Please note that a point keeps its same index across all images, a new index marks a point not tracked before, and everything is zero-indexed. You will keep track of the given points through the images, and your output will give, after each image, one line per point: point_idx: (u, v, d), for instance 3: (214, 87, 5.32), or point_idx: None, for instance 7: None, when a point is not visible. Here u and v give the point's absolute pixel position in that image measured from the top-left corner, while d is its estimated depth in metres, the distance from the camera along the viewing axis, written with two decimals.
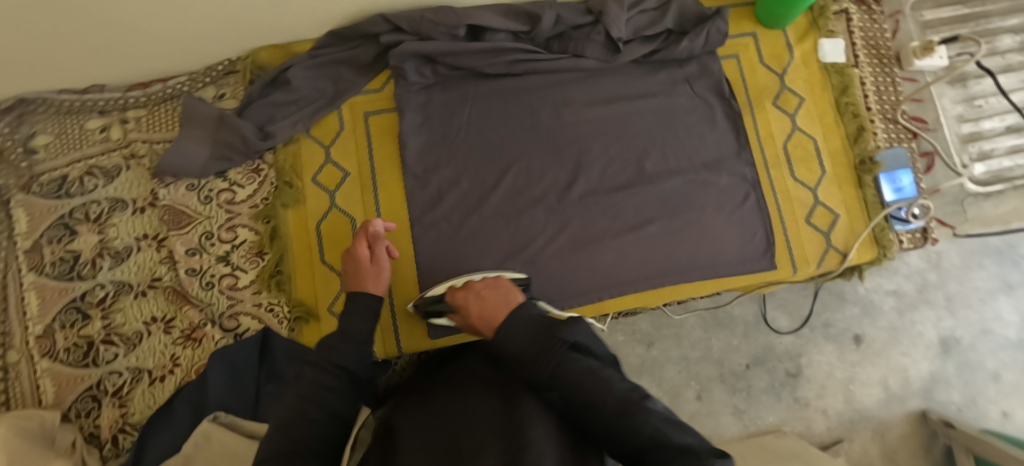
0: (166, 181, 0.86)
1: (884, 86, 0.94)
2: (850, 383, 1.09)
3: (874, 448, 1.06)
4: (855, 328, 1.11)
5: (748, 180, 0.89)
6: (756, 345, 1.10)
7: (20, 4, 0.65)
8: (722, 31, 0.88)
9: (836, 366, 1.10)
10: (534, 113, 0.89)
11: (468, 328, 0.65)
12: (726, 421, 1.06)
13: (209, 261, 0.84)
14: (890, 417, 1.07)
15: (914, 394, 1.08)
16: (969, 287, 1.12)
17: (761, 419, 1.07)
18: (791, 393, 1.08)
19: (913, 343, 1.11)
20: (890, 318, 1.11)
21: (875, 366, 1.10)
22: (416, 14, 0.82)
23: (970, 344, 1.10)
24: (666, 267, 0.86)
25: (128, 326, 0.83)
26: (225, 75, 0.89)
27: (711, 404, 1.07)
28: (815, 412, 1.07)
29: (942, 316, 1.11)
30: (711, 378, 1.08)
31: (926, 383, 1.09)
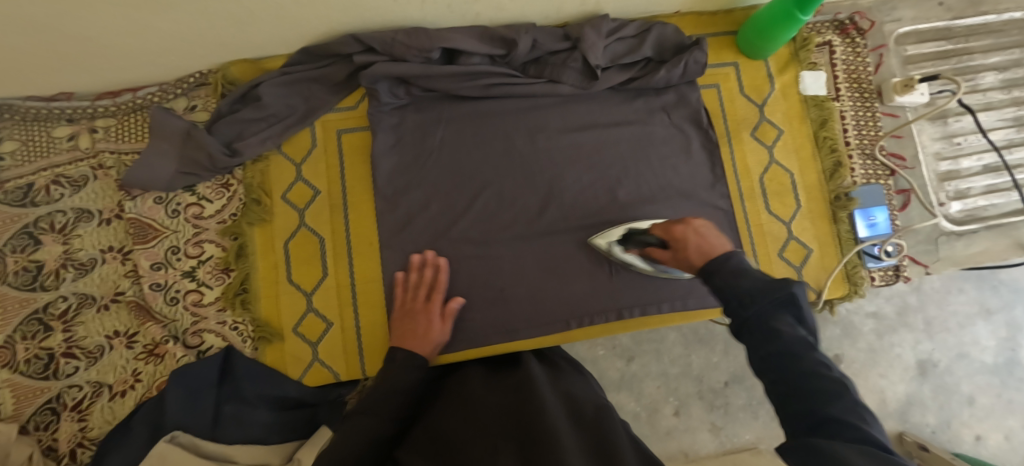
0: (133, 193, 0.85)
1: (865, 121, 0.93)
2: None
3: None
4: (835, 348, 1.10)
5: (723, 212, 0.88)
6: (735, 362, 1.10)
7: None
8: (700, 63, 0.86)
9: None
10: (507, 136, 0.88)
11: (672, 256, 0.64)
12: (703, 437, 1.06)
13: (174, 276, 0.83)
14: None
15: (890, 417, 1.09)
16: (947, 311, 1.12)
17: (738, 436, 1.07)
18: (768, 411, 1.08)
19: (890, 365, 1.11)
20: (869, 340, 1.11)
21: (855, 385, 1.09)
22: (388, 34, 0.80)
23: (947, 368, 1.10)
24: (638, 298, 0.85)
25: (89, 340, 0.82)
26: (196, 87, 0.88)
27: (689, 420, 1.07)
28: None
29: (920, 340, 1.10)
30: (688, 395, 1.08)
31: (902, 406, 1.09)
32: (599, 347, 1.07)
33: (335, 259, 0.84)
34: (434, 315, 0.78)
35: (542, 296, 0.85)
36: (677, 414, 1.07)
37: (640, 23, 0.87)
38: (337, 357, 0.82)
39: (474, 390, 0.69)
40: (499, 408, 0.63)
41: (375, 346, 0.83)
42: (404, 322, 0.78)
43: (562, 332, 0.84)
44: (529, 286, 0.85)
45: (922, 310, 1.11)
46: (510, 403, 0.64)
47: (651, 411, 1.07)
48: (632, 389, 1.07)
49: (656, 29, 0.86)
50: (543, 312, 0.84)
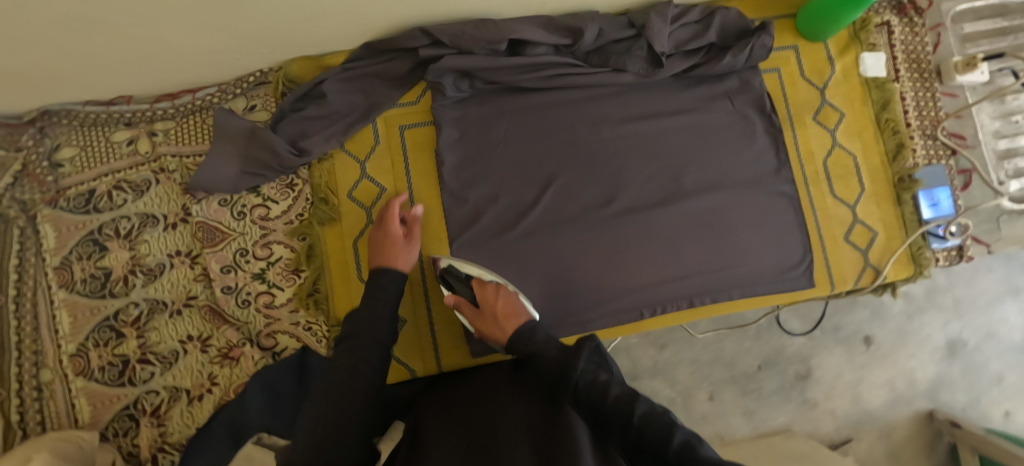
0: (198, 196, 0.84)
1: (925, 101, 0.93)
2: (857, 385, 1.13)
3: (880, 447, 1.12)
4: (866, 330, 1.14)
5: (788, 198, 0.88)
6: (767, 347, 1.13)
7: (52, 14, 0.63)
8: (767, 47, 0.85)
9: (845, 368, 1.14)
10: (569, 128, 0.87)
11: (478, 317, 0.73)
12: (737, 421, 1.10)
13: (245, 278, 0.83)
14: (896, 418, 1.13)
15: (921, 396, 1.13)
16: (978, 291, 1.15)
17: (771, 419, 1.11)
18: (801, 393, 1.12)
19: (920, 346, 1.14)
20: (899, 320, 1.15)
21: (883, 367, 1.14)
22: (457, 27, 0.79)
23: (976, 346, 1.14)
24: (708, 286, 0.85)
25: (163, 345, 0.82)
26: (255, 87, 0.87)
27: (723, 406, 1.11)
28: (823, 413, 1.12)
29: (950, 319, 1.14)
30: (722, 380, 1.11)
31: (932, 385, 1.14)
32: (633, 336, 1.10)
33: None
34: (395, 235, 0.78)
35: (609, 288, 0.85)
36: (712, 399, 1.10)
37: (704, 8, 0.86)
38: (413, 354, 0.83)
39: (492, 391, 0.60)
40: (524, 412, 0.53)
41: (451, 340, 0.84)
42: (374, 250, 0.77)
43: (635, 322, 0.85)
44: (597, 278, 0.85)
45: (952, 290, 1.14)
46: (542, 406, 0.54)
47: (686, 398, 1.10)
48: (666, 376, 1.10)
49: (720, 15, 0.86)
50: (612, 303, 0.85)
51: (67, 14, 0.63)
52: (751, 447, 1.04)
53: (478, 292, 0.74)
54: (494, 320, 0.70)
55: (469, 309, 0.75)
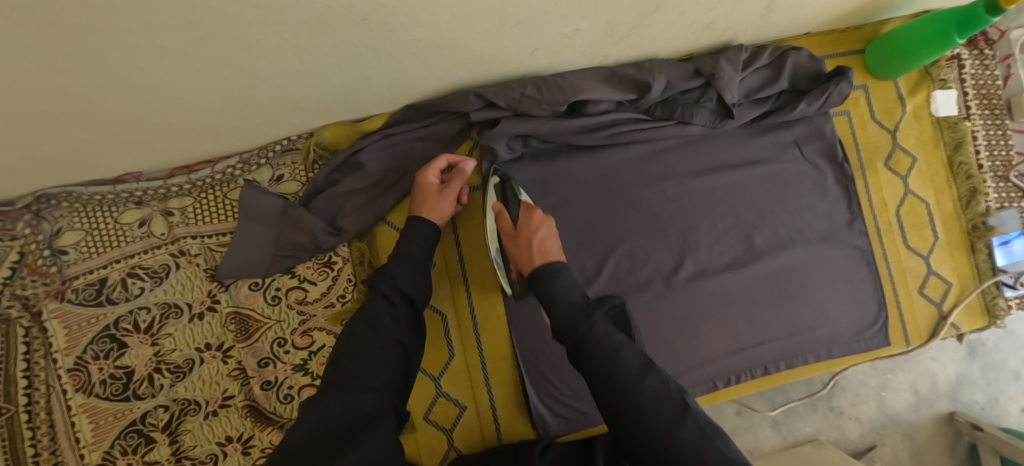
0: (226, 282, 0.76)
1: (995, 140, 0.88)
2: (881, 390, 1.11)
3: (903, 450, 1.10)
4: None
5: (863, 252, 0.83)
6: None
7: (59, 95, 0.53)
8: (844, 93, 0.78)
9: (869, 374, 1.12)
10: (631, 188, 0.81)
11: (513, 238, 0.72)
12: (764, 434, 1.09)
13: (285, 371, 0.75)
14: (918, 420, 1.11)
15: (942, 397, 1.11)
16: None
17: (798, 429, 1.10)
18: (826, 403, 1.11)
19: (941, 346, 1.13)
20: None
21: (906, 371, 1.12)
22: (515, 89, 0.71)
23: (995, 345, 1.12)
24: (782, 351, 0.81)
25: (199, 448, 0.74)
26: (282, 153, 0.77)
27: (751, 419, 1.09)
28: (849, 420, 1.10)
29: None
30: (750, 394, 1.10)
31: (952, 385, 1.11)
32: None
33: (462, 337, 0.78)
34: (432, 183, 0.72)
35: (676, 357, 0.80)
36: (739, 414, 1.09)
37: (774, 50, 0.78)
38: (475, 442, 0.77)
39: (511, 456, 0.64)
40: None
41: (515, 419, 0.78)
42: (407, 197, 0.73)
43: (708, 392, 0.81)
44: (666, 347, 0.80)
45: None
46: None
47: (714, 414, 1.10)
48: None
49: (791, 57, 0.78)
50: (681, 373, 0.80)
51: (78, 96, 0.54)
52: (781, 458, 1.03)
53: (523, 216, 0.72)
54: (526, 251, 0.69)
55: (508, 225, 0.73)
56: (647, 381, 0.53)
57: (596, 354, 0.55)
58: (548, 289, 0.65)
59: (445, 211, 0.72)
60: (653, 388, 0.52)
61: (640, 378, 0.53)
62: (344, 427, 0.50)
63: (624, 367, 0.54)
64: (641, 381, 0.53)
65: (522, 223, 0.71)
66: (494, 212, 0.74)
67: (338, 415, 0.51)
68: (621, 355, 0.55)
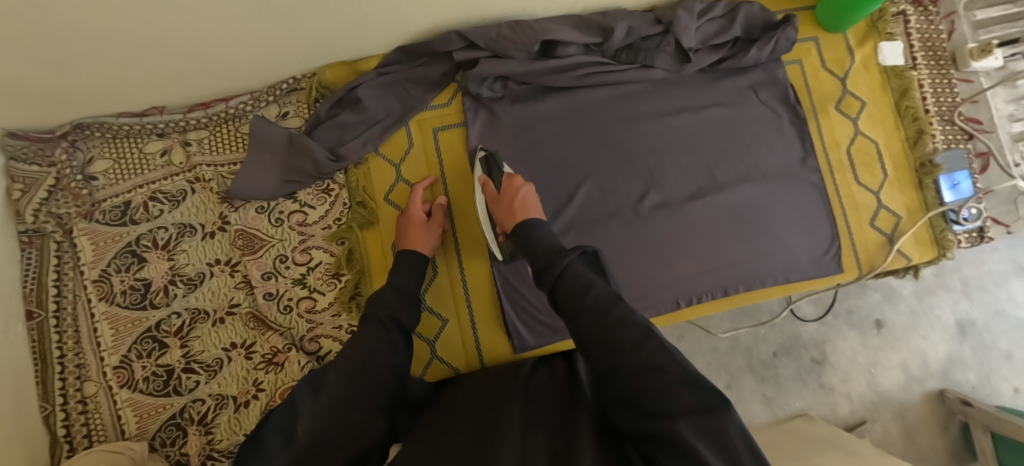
0: (236, 204, 0.84)
1: (942, 88, 0.95)
2: (872, 367, 1.17)
3: (895, 428, 1.15)
4: (876, 313, 1.18)
5: (817, 187, 0.90)
6: (782, 334, 1.16)
7: (99, 23, 0.63)
8: (791, 39, 0.87)
9: (859, 352, 1.17)
10: (602, 126, 0.89)
11: (497, 203, 0.77)
12: (755, 408, 1.13)
13: (286, 284, 0.83)
14: (910, 399, 1.16)
15: (932, 376, 1.17)
16: (984, 270, 1.19)
17: (789, 405, 1.14)
18: (816, 379, 1.16)
19: (931, 326, 1.18)
20: (909, 303, 1.19)
21: (895, 350, 1.17)
22: (491, 30, 0.80)
23: (985, 325, 1.18)
24: (742, 277, 0.88)
25: (207, 353, 0.82)
26: (287, 93, 0.87)
27: (742, 393, 1.14)
28: (839, 397, 1.15)
29: (959, 300, 1.18)
30: (740, 369, 1.15)
31: (943, 364, 1.17)
32: None
33: (445, 256, 0.86)
34: (417, 216, 0.82)
35: (647, 280, 0.87)
36: (730, 388, 1.14)
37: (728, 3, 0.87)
38: (457, 355, 0.84)
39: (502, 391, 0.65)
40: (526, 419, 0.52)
41: (493, 333, 0.85)
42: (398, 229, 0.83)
43: (671, 312, 0.88)
44: (639, 274, 0.87)
45: (960, 271, 1.19)
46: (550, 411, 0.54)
47: None
48: None
49: (744, 8, 0.87)
50: (648, 297, 0.87)
51: (115, 26, 0.64)
52: (771, 432, 1.06)
53: (505, 182, 0.78)
54: (507, 208, 0.74)
55: (492, 192, 0.79)
56: (615, 309, 0.50)
57: (568, 289, 0.54)
58: (528, 239, 0.67)
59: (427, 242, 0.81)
60: (620, 316, 0.50)
61: (610, 305, 0.50)
62: (346, 446, 0.48)
63: (595, 297, 0.52)
64: (610, 307, 0.50)
65: (504, 187, 0.77)
66: (479, 182, 0.81)
67: (340, 431, 0.49)
68: (592, 290, 0.53)
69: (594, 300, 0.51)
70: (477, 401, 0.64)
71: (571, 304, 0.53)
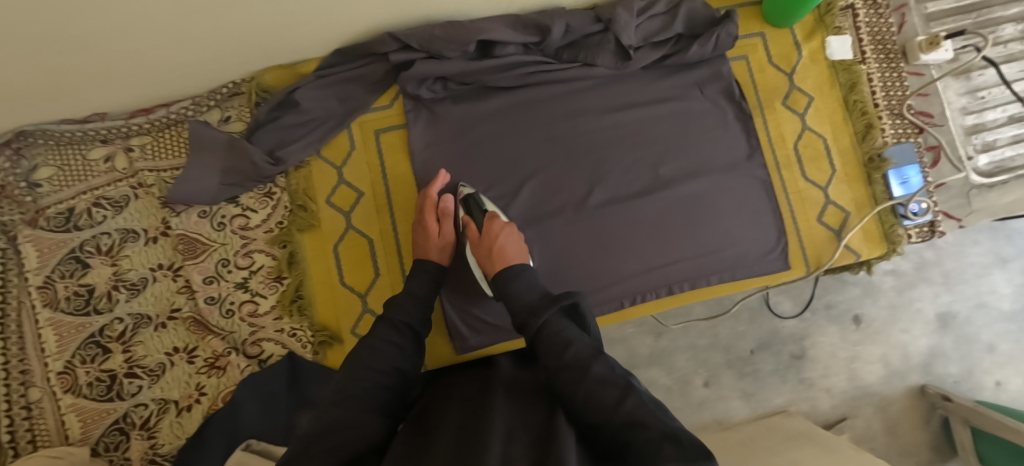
0: (178, 209, 0.85)
1: (891, 81, 0.95)
2: (852, 362, 1.15)
3: (877, 423, 1.14)
4: (856, 308, 1.16)
5: (762, 183, 0.90)
6: (761, 330, 1.15)
7: (22, 35, 0.63)
8: (732, 35, 0.87)
9: (838, 346, 1.16)
10: (546, 124, 0.88)
11: (479, 248, 0.78)
12: (735, 405, 1.12)
13: (228, 288, 0.83)
14: (891, 392, 1.15)
15: (914, 370, 1.15)
16: (964, 262, 1.18)
17: (769, 401, 1.13)
18: (796, 374, 1.14)
19: (911, 320, 1.17)
20: (890, 297, 1.17)
21: (876, 344, 1.16)
22: (425, 31, 0.80)
23: (967, 318, 1.16)
24: (687, 274, 0.87)
25: (150, 358, 0.82)
26: (229, 97, 0.87)
27: (720, 389, 1.13)
28: (819, 392, 1.14)
29: (939, 292, 1.17)
30: (719, 365, 1.13)
31: (925, 358, 1.16)
32: (628, 327, 1.11)
33: (386, 258, 0.85)
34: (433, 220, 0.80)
35: (593, 279, 0.87)
36: (708, 385, 1.12)
37: None
38: None
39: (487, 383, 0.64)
40: (513, 415, 0.50)
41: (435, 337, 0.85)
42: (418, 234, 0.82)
43: (616, 311, 0.87)
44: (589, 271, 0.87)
45: (940, 264, 1.17)
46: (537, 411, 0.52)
47: (683, 386, 1.12)
48: (663, 364, 1.12)
49: (686, 4, 0.86)
50: (594, 295, 0.86)
51: (38, 35, 0.64)
52: (750, 429, 1.05)
53: (486, 224, 0.79)
54: (485, 255, 0.76)
55: (475, 235, 0.80)
56: (596, 365, 0.52)
57: (548, 347, 0.57)
58: (506, 292, 0.69)
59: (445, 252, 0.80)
60: (600, 374, 0.51)
61: (588, 360, 0.53)
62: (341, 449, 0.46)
63: (574, 355, 0.54)
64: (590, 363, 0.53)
65: (484, 232, 0.78)
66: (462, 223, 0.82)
67: (328, 433, 0.48)
68: (570, 348, 0.56)
69: (574, 359, 0.54)
70: (460, 393, 0.63)
71: (552, 362, 0.55)
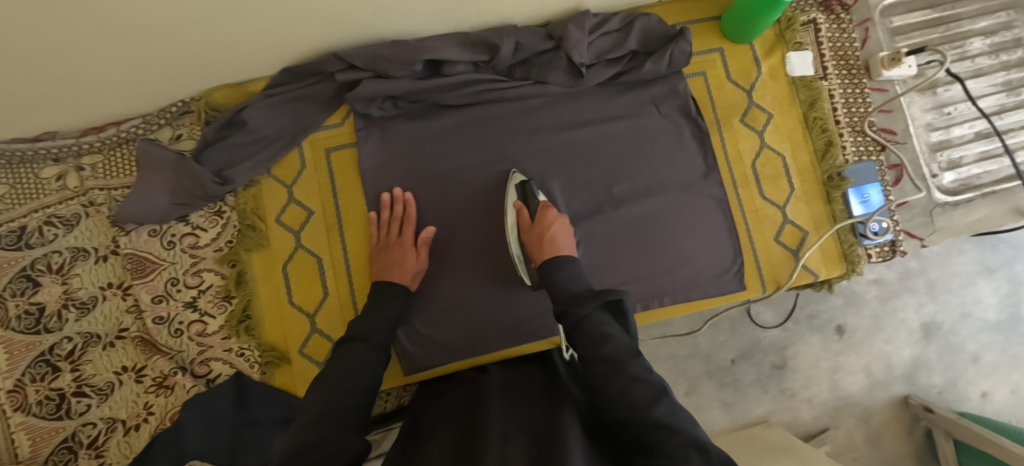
0: (127, 228, 0.85)
1: (853, 98, 0.93)
2: (834, 372, 1.10)
3: (859, 434, 1.09)
4: (838, 318, 1.11)
5: (718, 202, 0.89)
6: (742, 340, 1.10)
7: None
8: (686, 52, 0.85)
9: (820, 357, 1.10)
10: (499, 141, 0.87)
11: (528, 234, 0.78)
12: (714, 415, 1.08)
13: (177, 307, 0.83)
14: (873, 403, 1.09)
15: (897, 380, 1.10)
16: (949, 271, 1.12)
17: (749, 411, 1.08)
18: (777, 385, 1.09)
19: (895, 330, 1.11)
20: (873, 306, 1.12)
21: (859, 354, 1.11)
22: (370, 50, 0.79)
23: (951, 328, 1.11)
24: (642, 295, 0.86)
25: (99, 377, 0.82)
26: (179, 116, 0.87)
27: (700, 399, 1.08)
28: (801, 402, 1.09)
29: (924, 302, 1.11)
30: (699, 375, 1.08)
31: (908, 369, 1.10)
32: None
33: (335, 278, 0.85)
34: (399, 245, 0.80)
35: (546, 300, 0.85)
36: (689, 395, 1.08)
37: (623, 16, 0.85)
38: None
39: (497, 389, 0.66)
40: (505, 421, 0.54)
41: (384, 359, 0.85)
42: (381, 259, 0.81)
43: None
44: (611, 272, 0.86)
45: (925, 273, 1.12)
46: (530, 414, 0.56)
47: None
48: None
49: (639, 21, 0.85)
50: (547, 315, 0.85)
51: None
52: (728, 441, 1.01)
53: (540, 212, 0.79)
54: (536, 241, 0.76)
55: (526, 220, 0.80)
56: (631, 365, 0.53)
57: (588, 338, 0.57)
58: (551, 280, 0.68)
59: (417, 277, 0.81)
60: (637, 373, 0.52)
61: (625, 359, 0.53)
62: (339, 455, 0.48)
63: (612, 350, 0.54)
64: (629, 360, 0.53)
65: (537, 219, 0.78)
66: (514, 208, 0.82)
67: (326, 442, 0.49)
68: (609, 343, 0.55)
69: (612, 354, 0.54)
70: (469, 401, 0.65)
71: (588, 353, 0.55)
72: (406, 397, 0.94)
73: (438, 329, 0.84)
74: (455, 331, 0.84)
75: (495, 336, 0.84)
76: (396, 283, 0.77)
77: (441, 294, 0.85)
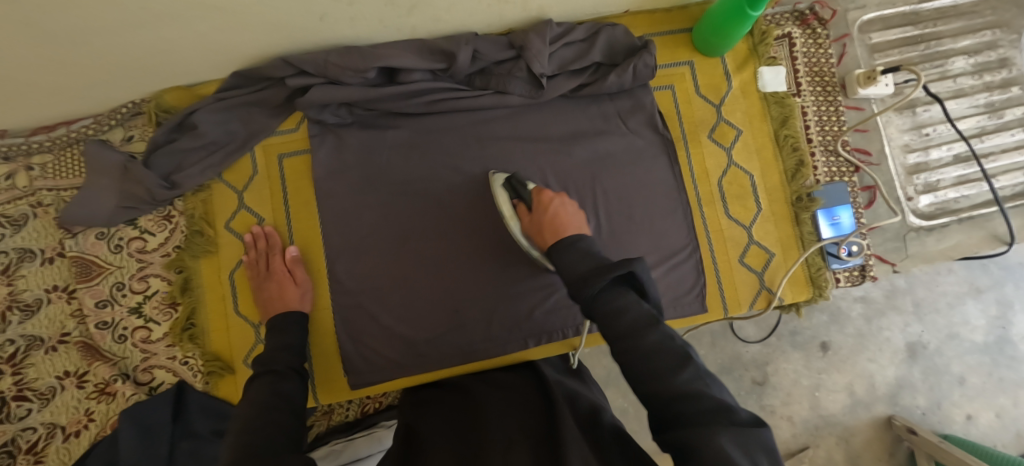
0: (74, 230, 0.83)
1: (827, 116, 0.90)
2: (815, 390, 1.04)
3: (839, 453, 1.03)
4: (822, 335, 1.05)
5: (683, 220, 0.86)
6: (721, 354, 1.03)
7: None
8: (650, 65, 0.82)
9: (802, 374, 1.04)
10: (454, 151, 0.85)
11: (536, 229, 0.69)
12: None
13: (121, 313, 0.82)
14: (855, 423, 1.03)
15: (880, 400, 1.04)
16: (937, 291, 1.06)
17: None
18: (757, 400, 1.03)
19: (879, 348, 1.05)
20: (858, 325, 1.06)
21: (841, 372, 1.04)
22: (321, 56, 0.77)
23: (937, 349, 1.05)
24: None
25: (41, 381, 0.80)
26: (132, 117, 0.85)
27: None
28: (781, 420, 1.03)
29: (909, 322, 1.05)
30: None
31: (892, 389, 1.04)
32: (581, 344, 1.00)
33: None
34: (277, 278, 0.79)
35: (498, 316, 0.83)
36: None
37: (589, 26, 0.83)
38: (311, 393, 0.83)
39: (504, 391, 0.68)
40: (504, 428, 0.55)
41: (332, 376, 0.83)
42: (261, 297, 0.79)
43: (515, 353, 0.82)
44: None
45: (911, 292, 1.06)
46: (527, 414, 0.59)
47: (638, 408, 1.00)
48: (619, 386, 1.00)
49: (605, 32, 0.83)
50: (498, 333, 0.82)
51: None
52: None
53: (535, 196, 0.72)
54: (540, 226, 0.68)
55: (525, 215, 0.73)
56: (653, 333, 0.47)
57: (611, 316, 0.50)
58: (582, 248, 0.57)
59: (306, 299, 0.81)
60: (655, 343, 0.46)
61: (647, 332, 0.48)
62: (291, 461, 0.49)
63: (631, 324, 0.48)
64: None
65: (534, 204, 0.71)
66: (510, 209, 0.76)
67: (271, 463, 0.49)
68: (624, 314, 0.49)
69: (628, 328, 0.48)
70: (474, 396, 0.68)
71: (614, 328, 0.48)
72: (371, 408, 0.90)
73: (388, 343, 0.82)
74: (404, 346, 0.82)
75: (445, 354, 0.82)
76: (289, 314, 0.77)
77: (392, 306, 0.82)
